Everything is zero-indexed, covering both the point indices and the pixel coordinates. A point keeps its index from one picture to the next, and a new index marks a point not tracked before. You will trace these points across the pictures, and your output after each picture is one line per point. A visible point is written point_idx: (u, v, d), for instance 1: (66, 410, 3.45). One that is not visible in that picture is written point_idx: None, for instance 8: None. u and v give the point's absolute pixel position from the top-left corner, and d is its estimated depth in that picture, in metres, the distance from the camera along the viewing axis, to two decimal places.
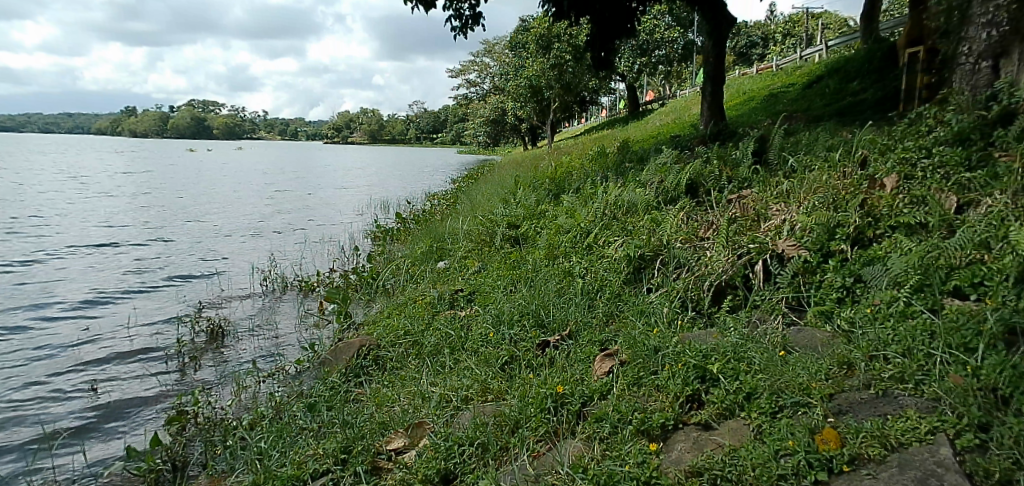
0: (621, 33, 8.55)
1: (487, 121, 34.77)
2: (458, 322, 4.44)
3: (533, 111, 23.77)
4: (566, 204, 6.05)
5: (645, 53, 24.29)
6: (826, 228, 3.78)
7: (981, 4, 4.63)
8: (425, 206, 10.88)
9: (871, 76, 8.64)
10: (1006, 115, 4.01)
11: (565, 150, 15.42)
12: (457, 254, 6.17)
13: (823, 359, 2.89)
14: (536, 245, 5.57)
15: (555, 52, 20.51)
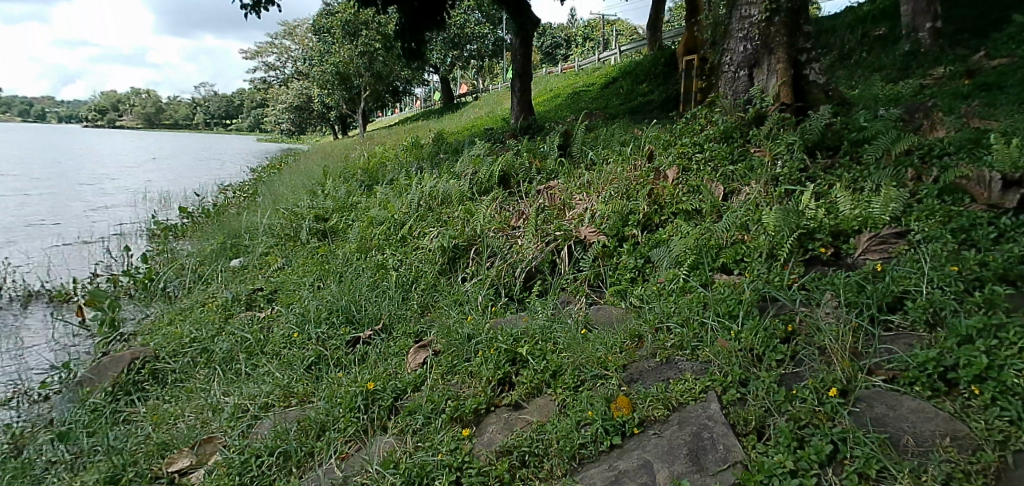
0: (431, 24, 8.53)
1: (292, 108, 32.63)
2: (258, 324, 4.10)
3: (342, 98, 22.80)
4: (378, 195, 5.92)
5: (456, 46, 24.39)
6: (621, 216, 4.15)
7: (739, 20, 5.26)
8: (222, 198, 9.93)
9: (658, 79, 9.72)
10: (759, 116, 4.72)
11: (378, 140, 15.06)
12: (256, 250, 5.72)
13: (618, 333, 3.18)
14: (347, 238, 5.36)
15: (363, 39, 19.90)
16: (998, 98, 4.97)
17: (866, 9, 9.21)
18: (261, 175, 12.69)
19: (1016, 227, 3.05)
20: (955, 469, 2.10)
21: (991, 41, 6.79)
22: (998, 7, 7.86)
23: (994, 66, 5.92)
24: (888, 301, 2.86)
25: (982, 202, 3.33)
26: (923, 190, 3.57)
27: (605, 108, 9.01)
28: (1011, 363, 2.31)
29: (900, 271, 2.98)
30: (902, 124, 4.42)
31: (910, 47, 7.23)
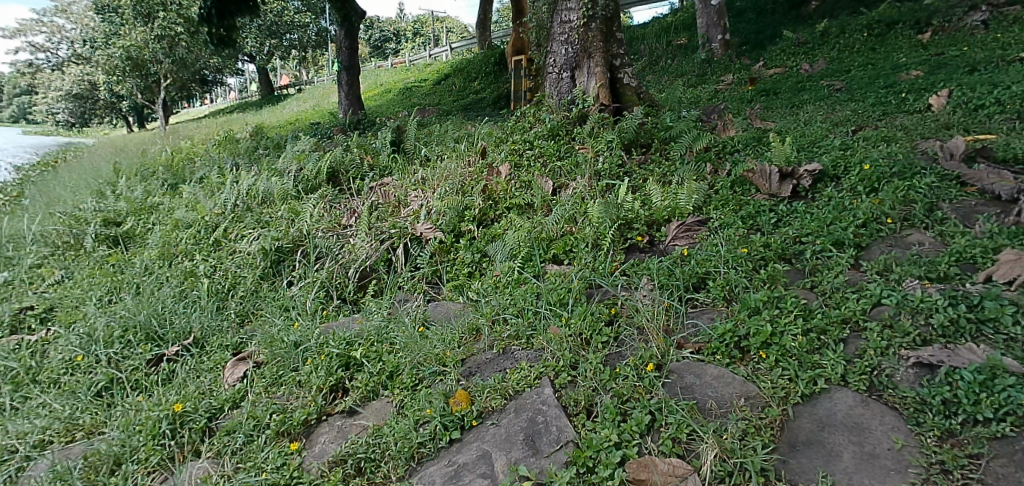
0: (242, 9, 7.83)
1: (74, 97, 28.15)
2: (25, 350, 3.53)
3: (136, 86, 20.30)
4: (184, 195, 5.34)
5: (274, 34, 22.68)
6: (456, 211, 4.17)
7: (559, 25, 5.46)
8: None
9: (488, 78, 10.01)
10: (582, 116, 5.01)
11: (184, 133, 13.57)
12: (25, 262, 4.87)
13: (456, 328, 3.19)
14: (146, 244, 4.77)
15: (161, 21, 17.74)
16: (773, 103, 5.79)
17: (669, 21, 10.25)
18: (30, 173, 10.79)
19: (790, 213, 3.55)
20: (748, 425, 2.32)
21: (766, 53, 7.91)
22: (770, 24, 9.20)
23: (769, 75, 6.90)
24: (693, 282, 3.17)
25: (764, 192, 3.83)
26: (719, 183, 4.04)
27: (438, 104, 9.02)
28: (788, 329, 2.66)
29: (702, 254, 3.33)
30: (702, 124, 4.98)
31: (706, 56, 8.17)
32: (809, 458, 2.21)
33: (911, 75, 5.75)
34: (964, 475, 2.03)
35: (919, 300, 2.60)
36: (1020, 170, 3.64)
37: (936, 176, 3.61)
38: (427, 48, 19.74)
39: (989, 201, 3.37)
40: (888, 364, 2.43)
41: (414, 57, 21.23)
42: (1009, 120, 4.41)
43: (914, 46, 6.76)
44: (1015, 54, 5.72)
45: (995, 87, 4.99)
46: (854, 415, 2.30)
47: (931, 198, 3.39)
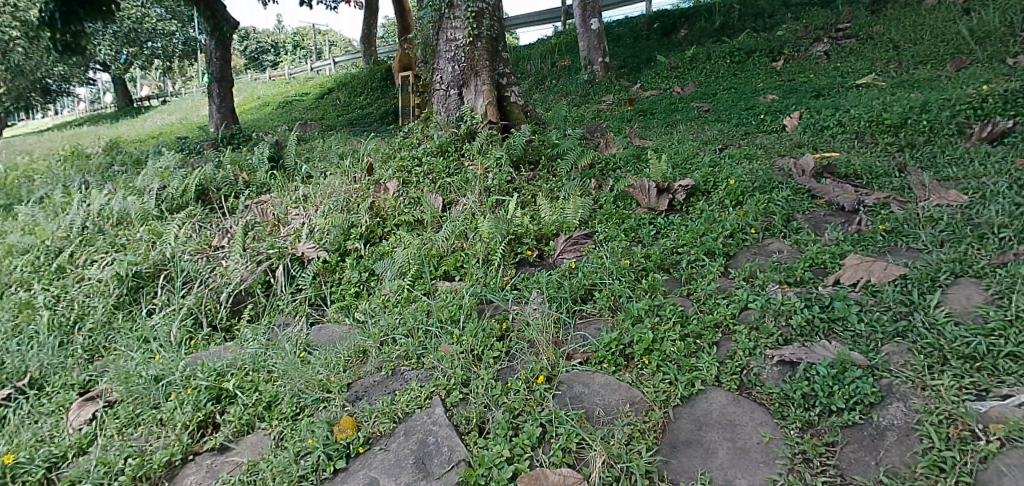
0: (96, 15, 7.29)
1: None
2: None
3: None
4: (20, 217, 4.77)
5: (132, 42, 20.64)
6: (342, 230, 4.03)
7: (445, 43, 5.45)
8: None
9: (375, 93, 9.95)
10: (470, 133, 5.04)
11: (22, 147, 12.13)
12: None
13: (342, 352, 3.05)
14: None
15: None
16: (650, 122, 6.14)
17: (553, 42, 10.65)
18: None
19: (667, 225, 3.75)
20: (634, 429, 2.30)
21: (643, 76, 8.42)
22: (645, 49, 9.81)
23: (646, 97, 7.33)
24: (581, 293, 3.21)
25: (644, 206, 4.02)
26: (603, 197, 4.19)
27: (322, 120, 8.75)
28: (667, 335, 2.73)
29: (589, 267, 3.39)
30: (586, 142, 5.18)
31: (588, 77, 8.55)
32: (688, 457, 2.22)
33: (768, 98, 6.34)
34: (822, 463, 2.10)
35: (779, 303, 2.78)
36: (858, 184, 4.12)
37: (791, 190, 3.97)
38: (309, 62, 19.17)
39: (834, 211, 3.77)
40: (756, 364, 2.54)
41: (295, 70, 20.52)
42: (848, 140, 4.97)
43: (770, 73, 7.49)
44: (850, 81, 6.49)
45: (836, 110, 5.61)
46: (728, 413, 2.36)
47: (787, 209, 3.71)
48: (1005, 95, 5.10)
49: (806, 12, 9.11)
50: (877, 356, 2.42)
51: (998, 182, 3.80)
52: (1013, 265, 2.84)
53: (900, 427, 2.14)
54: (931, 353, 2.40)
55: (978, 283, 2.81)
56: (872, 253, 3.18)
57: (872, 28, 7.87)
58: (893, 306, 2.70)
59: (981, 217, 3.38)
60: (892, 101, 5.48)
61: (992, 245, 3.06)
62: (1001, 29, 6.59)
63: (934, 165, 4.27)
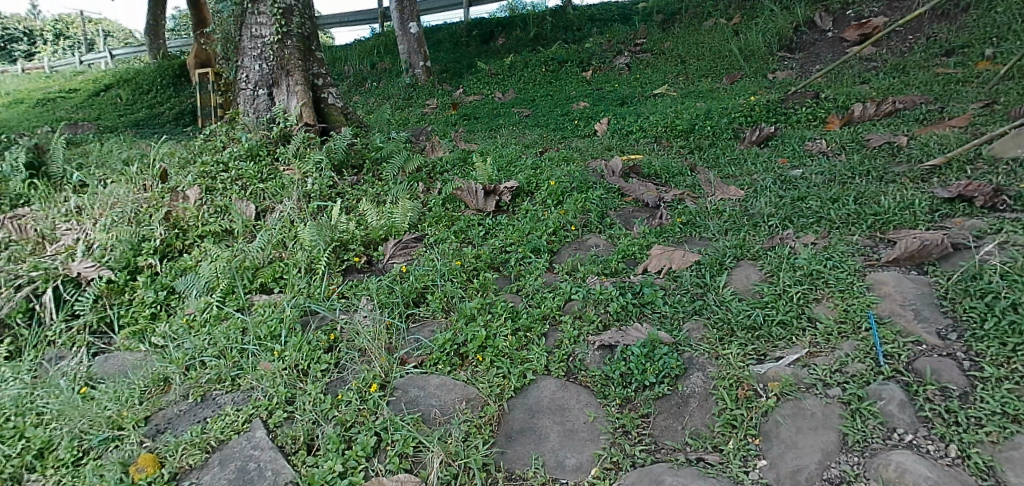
0: None
1: None
2: None
3: None
4: None
5: None
6: (131, 244, 3.54)
7: (249, 39, 5.01)
8: None
9: (166, 91, 8.96)
10: (284, 136, 4.72)
11: None
12: None
13: (137, 382, 2.67)
14: None
15: None
16: (474, 127, 6.26)
17: (372, 43, 10.41)
18: None
19: (495, 225, 3.80)
20: (470, 425, 2.28)
21: (465, 81, 8.58)
22: (466, 55, 10.01)
23: (469, 102, 7.48)
24: (413, 297, 3.10)
25: (472, 207, 4.06)
26: (431, 200, 4.16)
27: (98, 121, 7.65)
28: (499, 331, 2.74)
29: (419, 270, 3.30)
30: (410, 145, 5.14)
31: (409, 81, 8.50)
32: (523, 445, 2.24)
33: (580, 105, 6.82)
34: (639, 433, 2.25)
35: (598, 293, 2.93)
36: (659, 182, 4.58)
37: (604, 189, 4.27)
38: (80, 56, 16.68)
39: (640, 208, 4.12)
40: (580, 350, 2.64)
41: (64, 62, 17.65)
42: (650, 143, 5.51)
43: (581, 81, 8.07)
44: (649, 91, 7.23)
45: (638, 117, 6.20)
46: (557, 398, 2.42)
47: (602, 207, 3.95)
48: (766, 106, 6.14)
49: (609, 28, 9.98)
50: (680, 333, 2.67)
51: (765, 178, 4.48)
52: (779, 248, 3.36)
53: (700, 394, 2.37)
54: (722, 327, 2.74)
55: (755, 264, 3.26)
56: (673, 243, 3.54)
57: (663, 44, 8.86)
58: (691, 289, 3.02)
59: (754, 208, 3.95)
60: (682, 109, 6.20)
61: (764, 232, 3.59)
62: (761, 49, 7.80)
63: (718, 166, 4.90)
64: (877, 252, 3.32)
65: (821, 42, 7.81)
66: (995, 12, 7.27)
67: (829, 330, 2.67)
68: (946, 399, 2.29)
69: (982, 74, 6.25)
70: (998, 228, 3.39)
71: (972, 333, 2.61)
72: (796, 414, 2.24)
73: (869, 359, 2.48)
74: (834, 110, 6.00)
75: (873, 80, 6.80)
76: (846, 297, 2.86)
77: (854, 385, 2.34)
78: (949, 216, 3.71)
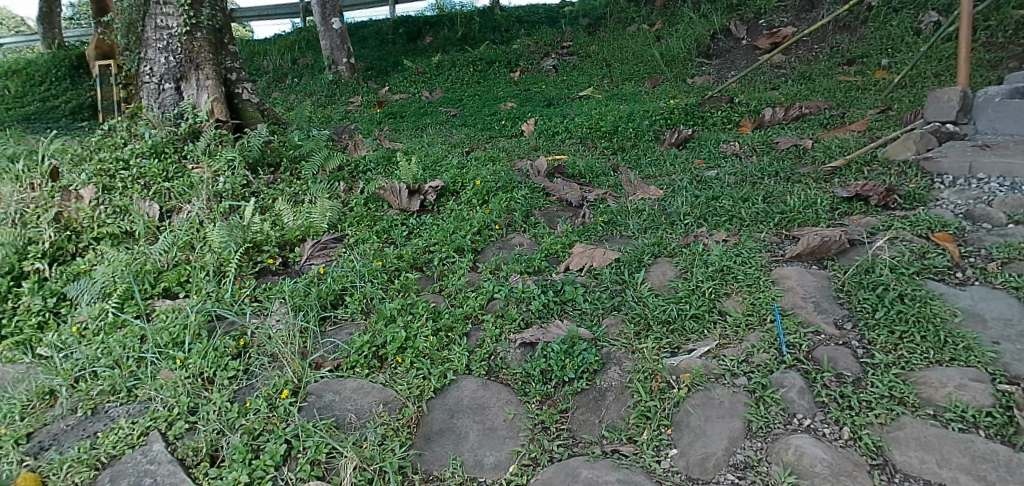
0: None
1: None
2: None
3: None
4: None
5: None
6: (15, 248, 3.27)
7: (153, 30, 4.73)
8: None
9: (63, 83, 8.34)
10: (193, 132, 4.50)
11: None
12: None
13: (19, 397, 2.47)
14: None
15: None
16: (399, 125, 6.18)
17: (293, 38, 10.07)
18: None
19: (419, 225, 3.76)
20: (387, 428, 2.24)
21: (391, 79, 8.45)
22: (392, 53, 9.86)
23: (395, 100, 7.38)
24: (331, 300, 3.02)
25: (395, 207, 3.99)
26: (353, 200, 4.07)
27: None
28: (420, 332, 2.70)
29: (337, 271, 3.22)
30: (332, 144, 5.01)
31: (333, 77, 8.28)
32: (441, 446, 2.22)
33: (507, 105, 6.86)
34: (558, 428, 2.28)
35: (521, 291, 2.95)
36: (583, 182, 4.66)
37: (529, 188, 4.30)
38: None
39: (564, 207, 4.17)
40: (502, 349, 2.65)
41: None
42: (575, 144, 5.61)
43: (509, 82, 8.12)
44: (575, 93, 7.36)
45: (563, 118, 6.30)
46: (478, 398, 2.42)
47: (527, 207, 3.98)
48: (685, 110, 6.38)
49: (536, 30, 10.09)
50: (598, 329, 2.74)
51: (683, 179, 4.65)
52: (693, 245, 3.50)
53: (616, 388, 2.43)
54: (639, 322, 2.83)
55: (671, 261, 3.38)
56: (595, 241, 3.61)
57: (589, 47, 9.06)
58: (610, 286, 3.09)
59: (672, 208, 4.10)
60: (606, 111, 6.36)
61: (679, 230, 3.73)
62: (681, 55, 8.11)
63: (639, 166, 5.05)
64: (782, 247, 3.53)
65: (736, 50, 8.21)
66: (889, 25, 7.87)
67: (738, 322, 2.81)
68: (841, 384, 2.46)
69: (878, 82, 6.75)
70: (888, 225, 3.69)
71: (864, 321, 2.82)
72: (705, 404, 2.34)
73: (774, 349, 2.63)
74: (747, 114, 6.32)
75: (783, 86, 7.21)
76: (753, 290, 3.02)
77: (759, 375, 2.48)
78: (847, 214, 3.98)
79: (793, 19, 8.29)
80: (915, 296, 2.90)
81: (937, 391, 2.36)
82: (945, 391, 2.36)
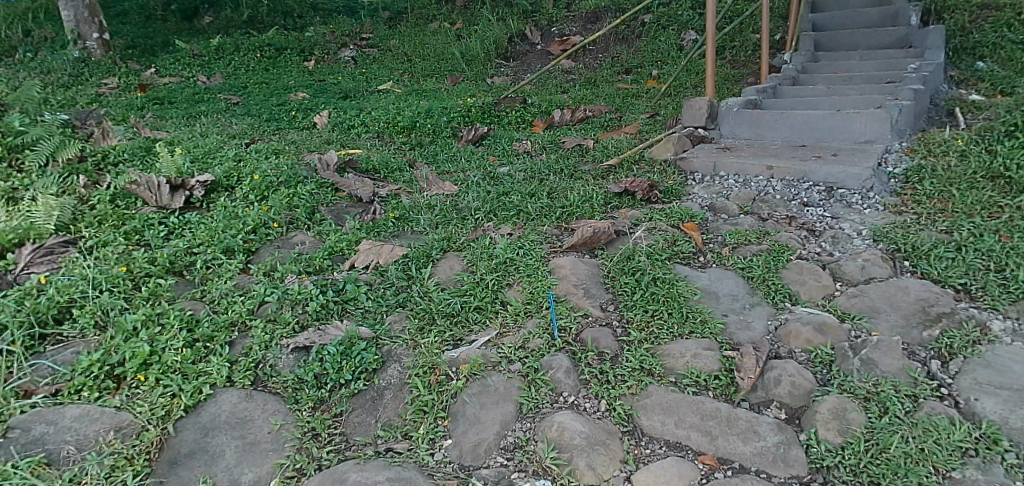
0: None
1: None
2: None
3: None
4: None
5: None
6: None
7: None
8: None
9: None
10: None
11: None
12: None
13: None
14: None
15: None
16: (167, 113, 5.49)
17: (27, 5, 8.45)
18: None
19: (181, 225, 3.36)
20: (119, 458, 1.96)
21: (160, 60, 7.49)
22: (164, 31, 8.76)
23: (163, 85, 6.55)
24: (53, 315, 2.57)
25: (152, 204, 3.53)
26: (95, 197, 3.51)
27: None
28: (170, 345, 2.41)
29: (64, 281, 2.74)
30: (71, 131, 4.27)
31: (81, 55, 7.10)
32: (189, 469, 2.00)
33: (298, 96, 6.47)
34: (329, 434, 2.19)
35: (297, 292, 2.78)
36: (377, 178, 4.55)
37: (316, 184, 4.08)
38: None
39: (354, 203, 4.02)
40: (271, 355, 2.47)
41: None
42: (370, 138, 5.47)
43: (302, 72, 7.67)
44: (373, 86, 7.20)
45: (360, 111, 6.12)
46: (239, 411, 2.23)
47: (311, 203, 3.78)
48: (481, 108, 6.57)
49: (333, 20, 9.70)
50: (380, 327, 2.69)
51: (475, 175, 4.78)
52: (480, 239, 3.60)
53: (395, 385, 2.40)
54: (424, 316, 2.83)
55: (458, 255, 3.44)
56: (383, 237, 3.55)
57: (389, 42, 8.94)
58: (395, 282, 3.05)
59: (463, 203, 4.18)
60: (404, 106, 6.31)
61: (469, 225, 3.82)
62: (480, 55, 8.35)
63: (436, 162, 5.08)
64: (561, 239, 3.79)
65: (531, 54, 8.70)
66: (659, 40, 8.90)
67: (517, 311, 2.95)
68: (601, 362, 2.71)
69: (649, 90, 7.60)
70: (649, 217, 4.16)
71: (624, 303, 3.14)
72: (480, 393, 2.42)
73: (547, 334, 2.80)
74: (538, 114, 6.71)
75: (571, 90, 7.78)
76: (532, 280, 3.19)
77: (532, 359, 2.63)
78: (619, 207, 4.41)
79: (580, 29, 8.99)
80: (665, 278, 3.31)
81: (678, 361, 2.72)
82: (684, 359, 2.72)
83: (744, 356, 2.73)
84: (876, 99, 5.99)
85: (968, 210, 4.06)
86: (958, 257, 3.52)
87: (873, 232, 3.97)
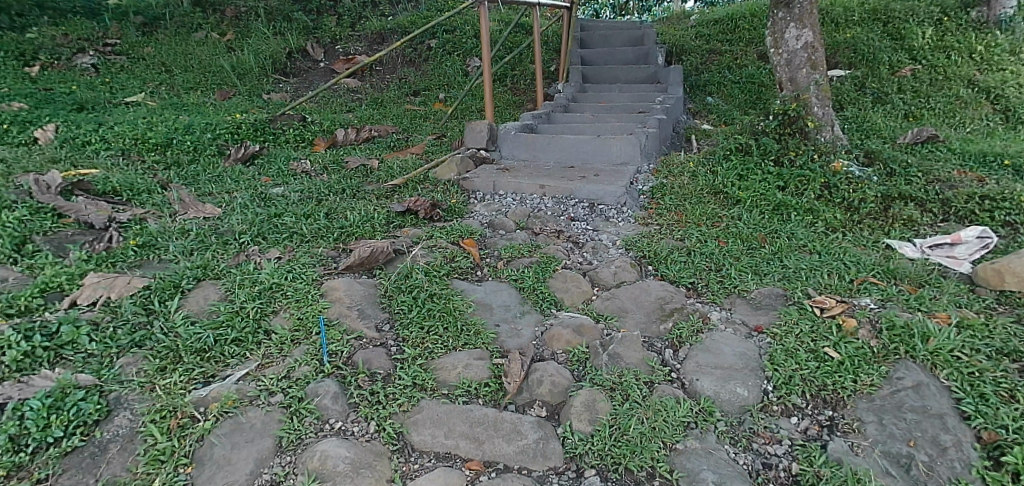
0: None
1: None
2: None
3: None
4: None
5: None
6: None
7: None
8: None
9: None
10: None
11: None
12: None
13: None
14: None
15: None
16: None
17: None
18: None
19: None
20: None
21: None
22: None
23: None
24: None
25: None
26: None
27: None
28: None
29: None
30: None
31: None
32: None
33: (13, 106, 5.45)
34: None
35: None
36: (117, 201, 3.98)
37: (28, 210, 3.45)
38: None
39: (84, 230, 3.47)
40: None
41: None
42: (112, 156, 4.80)
43: (21, 79, 6.48)
44: (119, 99, 6.35)
45: (98, 126, 5.34)
46: None
47: (20, 233, 3.20)
48: (254, 124, 6.14)
49: (67, 20, 8.39)
50: (107, 373, 2.37)
51: (243, 196, 4.44)
52: (243, 265, 3.34)
53: (123, 437, 2.15)
54: (166, 356, 2.54)
55: (215, 284, 3.14)
56: (120, 268, 3.12)
57: (141, 49, 7.98)
58: (131, 318, 2.70)
59: (225, 226, 3.84)
60: (158, 121, 5.65)
61: (231, 249, 3.52)
62: (253, 69, 7.83)
63: (195, 183, 4.62)
64: (336, 260, 3.67)
65: (312, 71, 8.40)
66: (444, 63, 9.19)
67: (283, 339, 2.77)
68: (372, 382, 2.65)
69: (434, 112, 7.79)
70: (429, 235, 4.22)
71: (401, 321, 3.12)
72: (232, 431, 2.24)
73: (315, 360, 2.67)
74: (319, 133, 6.47)
75: (356, 110, 7.65)
76: (301, 305, 3.03)
77: (296, 388, 2.48)
78: (400, 226, 4.41)
79: (365, 49, 8.92)
80: (441, 293, 3.36)
81: (450, 372, 2.77)
82: (456, 371, 2.78)
83: (512, 361, 2.87)
84: (629, 126, 6.82)
85: (696, 220, 4.81)
86: (689, 259, 4.15)
87: (625, 242, 4.49)
